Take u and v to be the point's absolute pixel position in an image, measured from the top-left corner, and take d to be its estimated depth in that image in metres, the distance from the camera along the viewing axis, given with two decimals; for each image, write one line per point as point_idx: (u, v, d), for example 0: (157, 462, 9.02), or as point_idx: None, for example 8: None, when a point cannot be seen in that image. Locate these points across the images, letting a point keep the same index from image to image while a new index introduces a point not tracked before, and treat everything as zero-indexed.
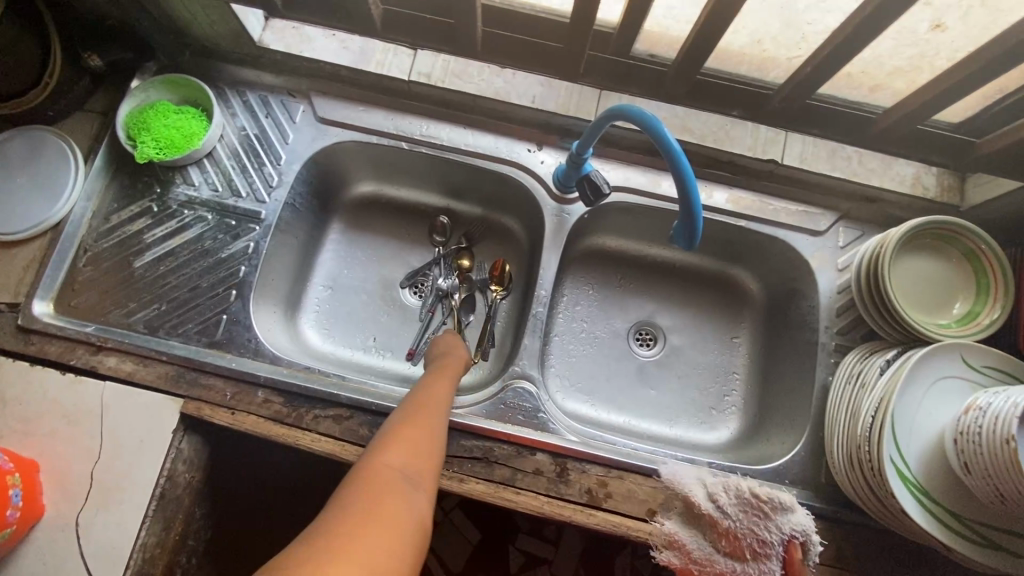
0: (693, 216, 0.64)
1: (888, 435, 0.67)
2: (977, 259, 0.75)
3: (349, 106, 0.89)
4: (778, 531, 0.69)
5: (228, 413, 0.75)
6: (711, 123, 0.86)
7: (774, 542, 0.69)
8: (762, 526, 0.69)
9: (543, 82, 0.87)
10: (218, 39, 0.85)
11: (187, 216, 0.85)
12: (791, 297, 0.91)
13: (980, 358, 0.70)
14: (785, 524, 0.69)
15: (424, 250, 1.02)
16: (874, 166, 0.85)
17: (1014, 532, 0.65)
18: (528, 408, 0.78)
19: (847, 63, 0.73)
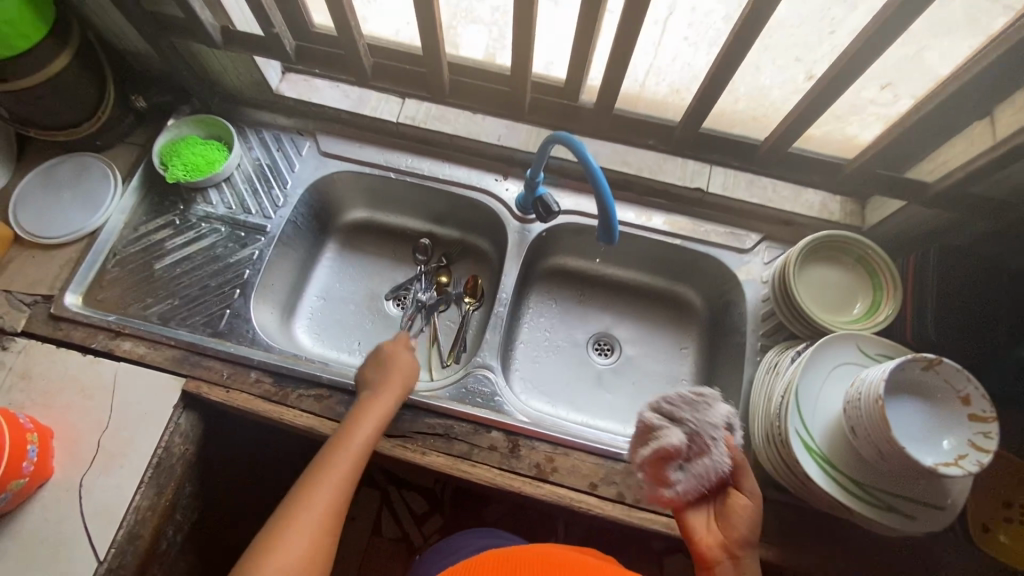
0: (611, 221, 0.78)
1: (793, 410, 0.77)
2: (871, 266, 0.88)
3: (347, 143, 1.06)
4: (714, 417, 0.68)
5: (223, 391, 0.86)
6: (646, 158, 1.03)
7: (716, 429, 0.67)
8: (700, 416, 0.68)
9: (507, 124, 1.05)
10: (243, 88, 1.05)
11: (203, 228, 1.00)
12: (726, 307, 1.03)
13: (875, 347, 0.80)
14: (717, 410, 0.68)
15: (408, 267, 1.16)
16: (786, 194, 1.00)
17: (911, 498, 0.73)
18: (486, 393, 0.89)
19: (750, 107, 0.90)
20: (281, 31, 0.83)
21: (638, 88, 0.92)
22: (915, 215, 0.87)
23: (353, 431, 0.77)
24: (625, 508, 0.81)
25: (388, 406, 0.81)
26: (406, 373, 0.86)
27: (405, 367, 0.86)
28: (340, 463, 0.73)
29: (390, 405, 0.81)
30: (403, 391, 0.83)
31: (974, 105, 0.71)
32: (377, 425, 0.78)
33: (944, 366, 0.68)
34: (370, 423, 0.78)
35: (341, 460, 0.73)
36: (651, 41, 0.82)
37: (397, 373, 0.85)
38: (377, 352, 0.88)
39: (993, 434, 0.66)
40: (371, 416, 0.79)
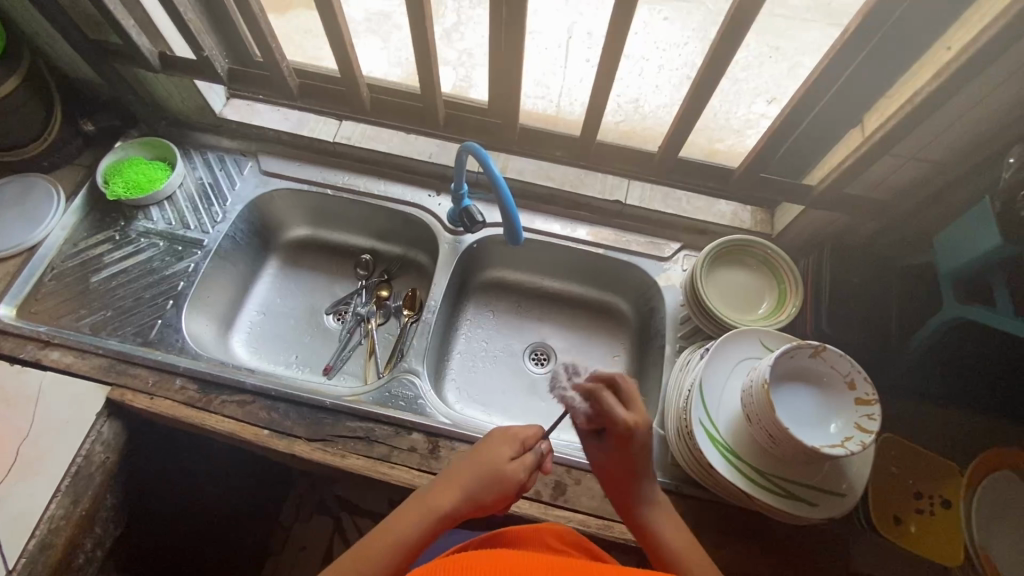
0: (514, 220, 0.85)
1: (696, 402, 0.80)
2: (776, 267, 0.93)
3: (287, 163, 1.12)
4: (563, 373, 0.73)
5: (147, 398, 0.88)
6: (569, 173, 1.09)
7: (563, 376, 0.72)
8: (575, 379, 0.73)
9: (439, 143, 1.11)
10: (189, 112, 1.11)
11: (142, 243, 1.03)
12: (650, 313, 1.07)
13: (777, 342, 0.83)
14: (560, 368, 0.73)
15: (349, 282, 1.19)
16: (700, 205, 1.06)
17: (811, 485, 0.75)
18: (409, 396, 0.91)
19: (656, 123, 0.97)
20: (212, 54, 0.90)
21: (553, 109, 0.99)
22: (811, 219, 0.92)
23: (397, 518, 0.63)
24: (542, 506, 0.82)
25: (453, 506, 0.64)
26: (501, 477, 0.66)
27: (507, 467, 0.67)
28: (372, 552, 0.60)
29: (453, 503, 0.64)
30: (497, 491, 0.66)
31: (838, 112, 0.78)
32: (422, 519, 0.63)
33: (829, 352, 0.71)
34: (452, 489, 0.65)
35: (371, 551, 0.60)
36: (558, 61, 0.91)
37: (491, 457, 0.67)
38: (483, 439, 0.71)
39: (876, 416, 0.69)
40: (417, 513, 0.63)
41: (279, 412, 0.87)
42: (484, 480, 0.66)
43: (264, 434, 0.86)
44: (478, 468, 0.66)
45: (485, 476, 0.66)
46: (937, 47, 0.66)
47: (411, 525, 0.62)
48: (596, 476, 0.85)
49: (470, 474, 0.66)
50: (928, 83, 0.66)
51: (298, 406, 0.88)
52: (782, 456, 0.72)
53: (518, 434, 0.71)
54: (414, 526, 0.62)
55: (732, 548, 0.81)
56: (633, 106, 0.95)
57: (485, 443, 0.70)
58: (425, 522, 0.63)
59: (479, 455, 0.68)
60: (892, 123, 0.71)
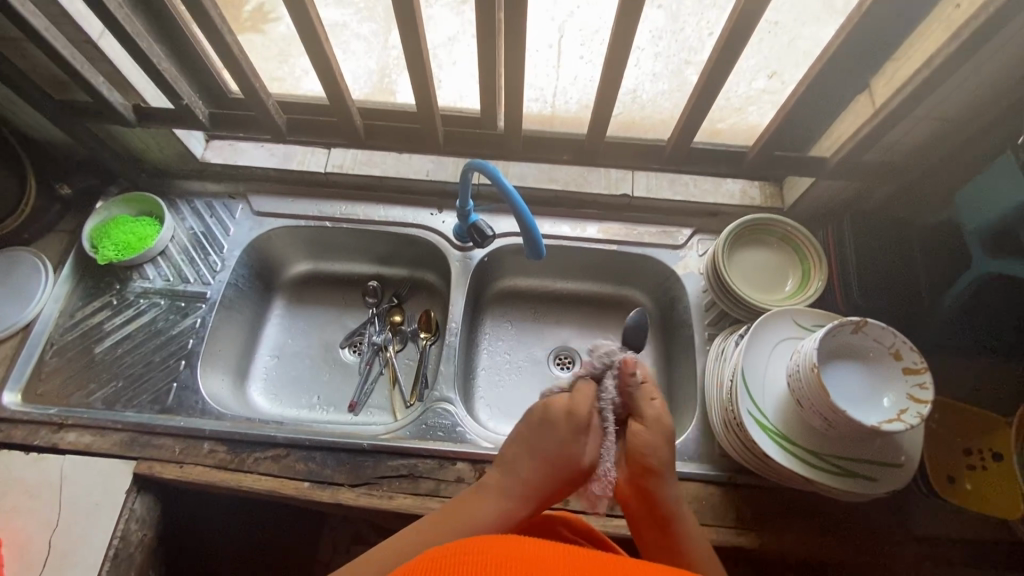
0: (535, 238, 0.83)
1: (742, 392, 0.78)
2: (796, 243, 0.92)
3: (280, 200, 1.07)
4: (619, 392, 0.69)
5: (177, 467, 0.84)
6: (571, 173, 1.07)
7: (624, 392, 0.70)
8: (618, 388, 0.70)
9: (433, 159, 1.08)
10: (169, 161, 1.06)
11: (142, 304, 0.99)
12: (672, 303, 1.06)
13: (810, 319, 0.83)
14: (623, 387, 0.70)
15: (360, 312, 1.15)
16: (707, 187, 1.05)
17: (867, 460, 0.74)
18: (446, 425, 0.88)
19: (655, 111, 0.95)
20: (190, 101, 0.85)
21: (549, 110, 0.97)
22: (826, 189, 0.91)
23: (462, 509, 0.59)
24: (599, 517, 0.81)
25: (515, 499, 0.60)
26: (568, 457, 0.62)
27: (568, 450, 0.62)
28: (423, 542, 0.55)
29: (513, 494, 0.60)
30: (564, 476, 0.62)
31: (847, 79, 0.77)
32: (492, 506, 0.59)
33: (872, 326, 0.70)
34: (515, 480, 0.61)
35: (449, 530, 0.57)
36: (550, 63, 0.87)
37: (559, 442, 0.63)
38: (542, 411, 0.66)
39: (929, 385, 0.68)
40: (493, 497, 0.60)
41: (316, 461, 0.84)
42: (545, 465, 0.62)
43: (305, 487, 0.83)
44: (541, 454, 0.62)
45: (558, 453, 0.62)
46: (947, 4, 0.65)
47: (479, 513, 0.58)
48: None
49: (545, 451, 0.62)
50: (943, 42, 0.64)
51: (334, 452, 0.85)
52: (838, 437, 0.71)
53: (570, 406, 0.65)
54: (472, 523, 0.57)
55: (795, 532, 0.81)
56: (631, 97, 0.93)
57: (542, 423, 0.64)
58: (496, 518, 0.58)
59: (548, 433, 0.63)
60: (908, 86, 0.69)
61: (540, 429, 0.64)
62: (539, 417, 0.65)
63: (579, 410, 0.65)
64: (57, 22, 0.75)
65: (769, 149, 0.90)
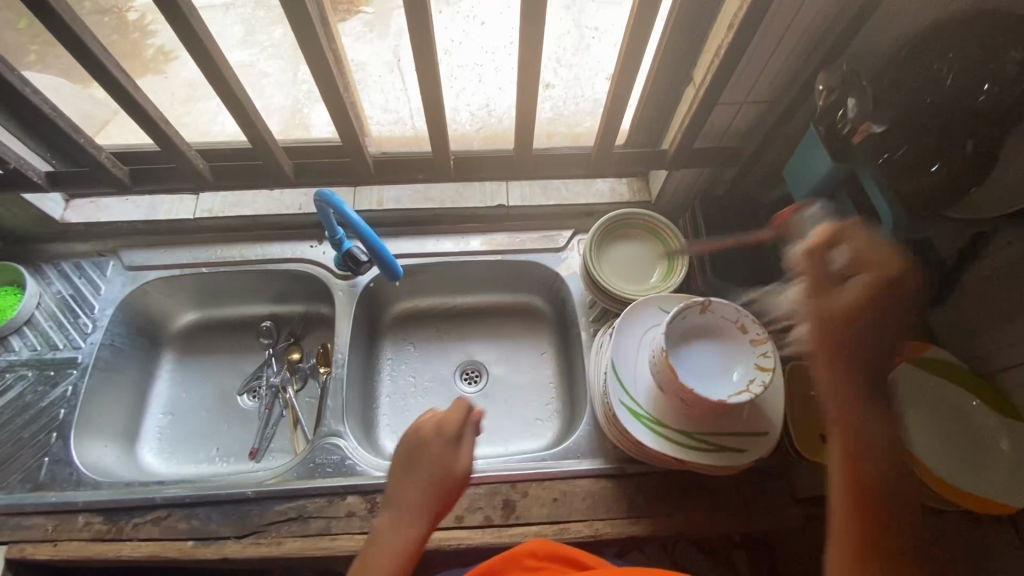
0: (388, 260, 0.88)
1: (613, 384, 0.80)
2: (660, 232, 0.95)
3: (152, 251, 1.04)
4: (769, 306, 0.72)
5: (51, 546, 0.80)
6: (446, 191, 1.08)
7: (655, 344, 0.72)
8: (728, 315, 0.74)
9: (306, 192, 1.08)
10: (29, 227, 1.02)
11: (8, 378, 0.94)
12: (563, 305, 1.07)
13: (674, 304, 0.86)
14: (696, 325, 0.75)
15: (257, 354, 1.13)
16: (579, 189, 1.08)
17: (735, 433, 0.77)
18: (335, 460, 0.87)
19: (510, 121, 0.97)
20: (20, 164, 0.82)
21: (412, 131, 0.97)
22: (680, 178, 0.96)
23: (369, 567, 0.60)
24: (495, 530, 0.81)
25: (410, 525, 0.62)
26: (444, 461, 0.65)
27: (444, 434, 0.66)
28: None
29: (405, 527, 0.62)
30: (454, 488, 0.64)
31: (667, 75, 0.81)
32: (395, 545, 0.61)
33: (714, 304, 0.73)
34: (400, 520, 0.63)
35: None
36: (397, 87, 0.91)
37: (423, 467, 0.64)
38: (408, 440, 0.67)
39: (770, 353, 0.72)
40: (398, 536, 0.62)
41: (200, 517, 0.81)
42: (439, 474, 0.64)
43: (189, 546, 0.80)
44: (414, 469, 0.65)
45: (439, 471, 0.64)
46: None
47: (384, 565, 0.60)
48: (540, 483, 0.84)
49: (422, 474, 0.65)
50: (728, 33, 0.68)
51: (219, 505, 0.82)
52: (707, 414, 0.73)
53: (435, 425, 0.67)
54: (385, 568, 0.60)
55: (688, 512, 0.82)
56: (484, 111, 0.95)
57: (412, 452, 0.66)
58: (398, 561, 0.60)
59: (410, 457, 0.66)
60: (712, 75, 0.73)
61: (401, 457, 0.67)
62: (406, 451, 0.66)
63: (445, 424, 0.67)
64: None
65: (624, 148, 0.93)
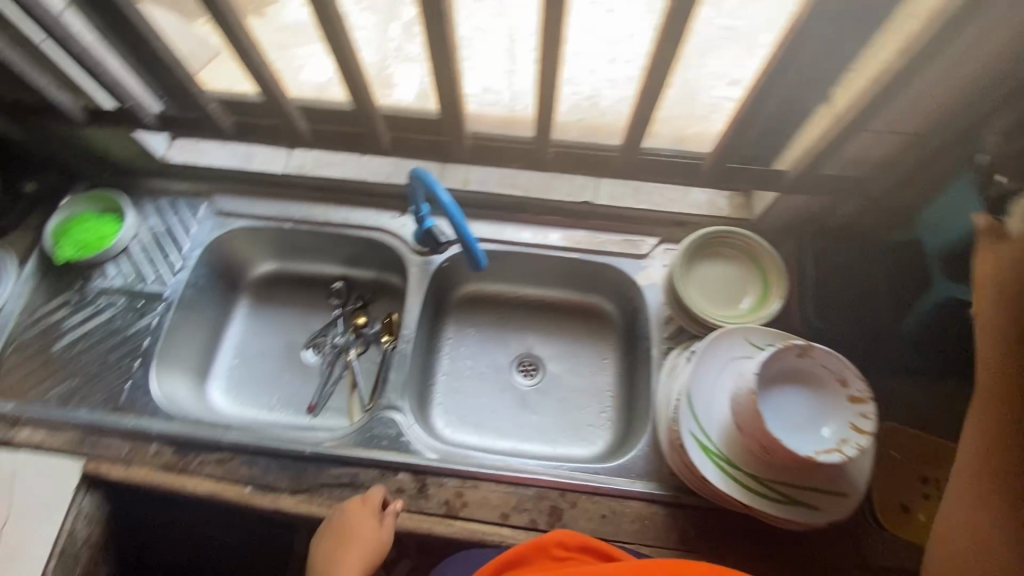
0: (474, 249, 0.85)
1: (686, 411, 0.77)
2: (758, 257, 0.89)
3: (243, 199, 1.07)
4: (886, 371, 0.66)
5: (124, 467, 0.85)
6: (533, 178, 1.04)
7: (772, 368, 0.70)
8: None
9: (393, 162, 1.06)
10: (133, 160, 1.06)
11: (102, 302, 0.99)
12: (635, 314, 1.03)
13: (763, 338, 0.80)
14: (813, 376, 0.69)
15: (325, 313, 1.15)
16: (674, 196, 1.02)
17: (812, 488, 0.73)
18: (391, 434, 0.87)
19: (614, 115, 0.91)
20: None
21: (509, 112, 0.93)
22: (789, 203, 0.88)
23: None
24: (538, 534, 0.80)
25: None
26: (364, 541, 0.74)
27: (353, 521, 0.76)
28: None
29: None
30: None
31: (802, 90, 0.73)
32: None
33: (816, 350, 0.68)
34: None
35: None
36: (504, 66, 0.84)
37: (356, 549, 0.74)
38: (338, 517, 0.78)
39: (870, 415, 0.66)
40: None
41: (260, 466, 0.85)
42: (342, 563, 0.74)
43: (246, 492, 0.83)
44: (346, 552, 0.74)
45: (370, 550, 0.74)
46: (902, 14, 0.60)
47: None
48: (590, 496, 0.83)
49: (355, 558, 0.73)
50: None
51: (278, 458, 0.85)
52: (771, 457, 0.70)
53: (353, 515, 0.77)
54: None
55: (740, 556, 0.79)
56: (589, 103, 0.89)
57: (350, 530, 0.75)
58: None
59: (330, 532, 0.77)
60: None
61: (346, 533, 0.75)
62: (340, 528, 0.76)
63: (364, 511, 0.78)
64: None
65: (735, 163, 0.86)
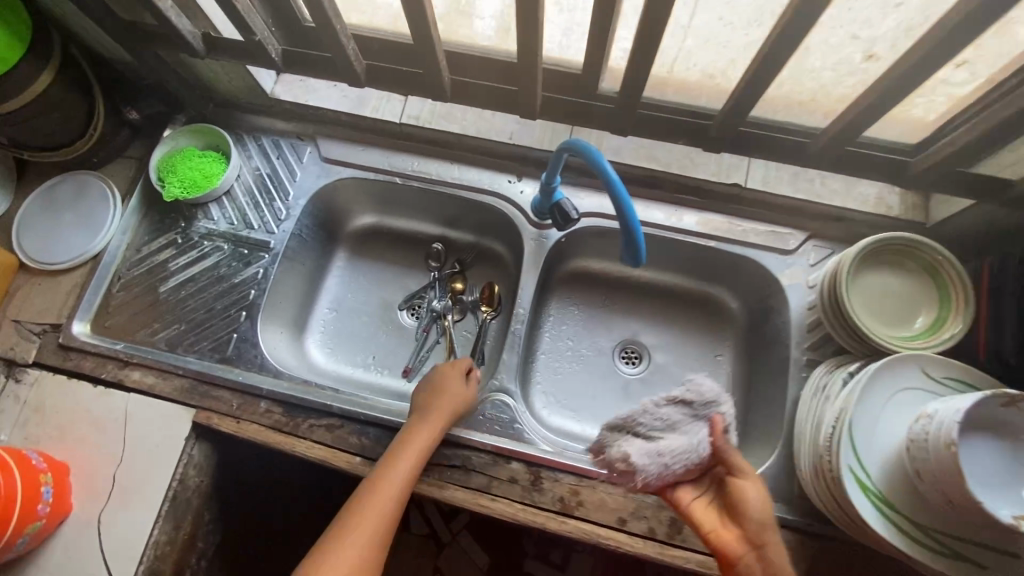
0: (635, 237, 0.73)
1: (845, 443, 0.69)
2: (940, 274, 0.77)
3: (350, 147, 0.99)
4: None
5: (233, 422, 0.84)
6: (675, 152, 0.94)
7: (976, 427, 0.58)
8: None
9: (520, 120, 0.98)
10: (237, 93, 0.99)
11: (206, 247, 0.96)
12: (767, 315, 0.94)
13: (941, 370, 0.71)
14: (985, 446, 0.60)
15: (421, 274, 1.09)
16: (836, 187, 0.90)
17: (978, 543, 0.65)
18: (504, 420, 0.83)
19: (795, 91, 0.77)
20: (265, 37, 0.76)
21: (666, 72, 0.80)
22: (990, 214, 0.76)
23: (385, 480, 0.70)
24: (657, 545, 0.75)
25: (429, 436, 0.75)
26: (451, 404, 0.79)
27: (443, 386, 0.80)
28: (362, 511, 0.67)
29: (404, 453, 0.73)
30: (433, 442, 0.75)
31: None
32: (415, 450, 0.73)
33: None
34: (409, 453, 0.73)
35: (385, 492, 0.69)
36: (680, 22, 0.71)
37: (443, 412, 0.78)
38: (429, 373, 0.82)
39: None
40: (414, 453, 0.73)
41: (370, 437, 0.82)
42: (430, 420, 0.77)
43: (356, 462, 0.81)
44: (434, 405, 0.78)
45: (455, 401, 0.79)
46: None
47: (396, 477, 0.70)
48: None
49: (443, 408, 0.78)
50: None
51: (389, 430, 0.82)
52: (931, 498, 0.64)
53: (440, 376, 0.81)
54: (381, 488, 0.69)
55: None
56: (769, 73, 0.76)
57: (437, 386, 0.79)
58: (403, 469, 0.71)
59: (422, 389, 0.81)
60: None
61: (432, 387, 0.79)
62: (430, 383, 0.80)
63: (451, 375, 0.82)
64: None
65: (938, 162, 0.73)
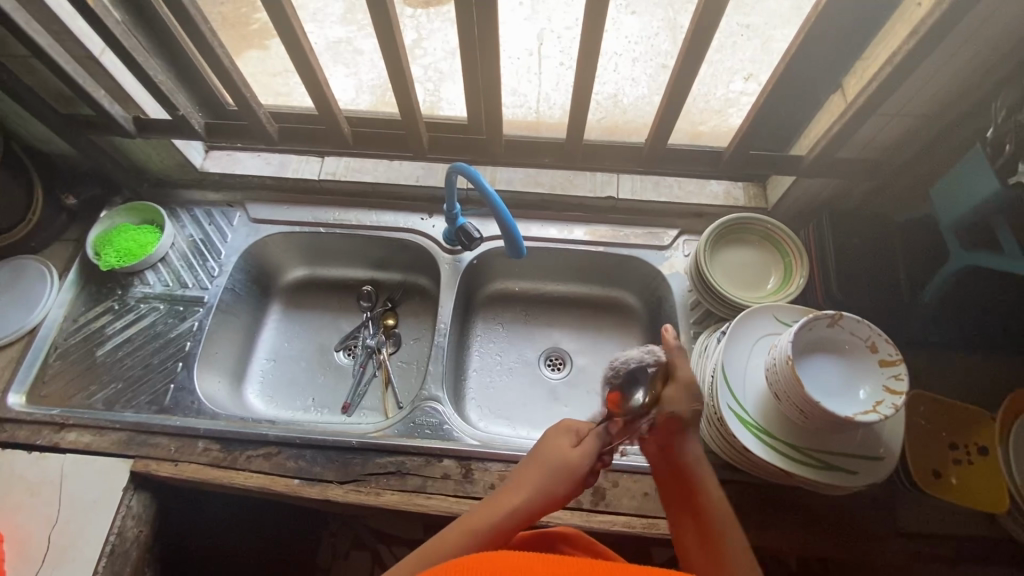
0: (515, 236, 0.88)
1: (722, 386, 0.79)
2: (779, 242, 0.93)
3: (278, 207, 1.11)
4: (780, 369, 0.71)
5: (172, 465, 0.87)
6: (558, 177, 1.09)
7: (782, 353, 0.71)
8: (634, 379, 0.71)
9: (424, 166, 1.12)
10: (169, 171, 1.11)
11: (143, 309, 1.03)
12: (659, 303, 1.06)
13: (791, 314, 0.83)
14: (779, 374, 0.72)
15: (354, 315, 1.16)
16: (691, 189, 1.07)
17: (847, 454, 0.74)
18: (434, 423, 0.91)
19: (636, 114, 0.96)
20: (187, 112, 0.91)
21: (534, 116, 0.99)
22: (804, 189, 0.94)
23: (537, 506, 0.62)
24: (583, 514, 0.82)
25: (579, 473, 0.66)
26: (566, 470, 0.62)
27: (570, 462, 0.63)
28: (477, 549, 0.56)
29: (555, 483, 0.61)
30: (556, 501, 0.61)
31: (817, 82, 0.79)
32: (539, 480, 0.61)
33: (846, 319, 0.71)
34: (529, 482, 0.61)
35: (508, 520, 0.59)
36: (531, 70, 0.90)
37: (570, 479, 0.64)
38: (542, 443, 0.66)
39: (903, 376, 0.68)
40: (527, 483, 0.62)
41: (306, 459, 0.86)
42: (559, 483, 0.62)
43: (295, 484, 0.85)
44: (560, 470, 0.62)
45: (568, 470, 0.62)
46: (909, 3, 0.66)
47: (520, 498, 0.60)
48: (631, 475, 0.85)
49: (560, 473, 0.62)
50: (905, 39, 0.66)
51: (324, 450, 0.87)
52: (791, 416, 0.74)
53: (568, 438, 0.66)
54: (516, 515, 0.58)
55: (780, 527, 0.81)
56: (612, 101, 0.95)
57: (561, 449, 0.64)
58: (538, 496, 0.60)
59: (539, 456, 0.64)
60: (874, 85, 0.71)
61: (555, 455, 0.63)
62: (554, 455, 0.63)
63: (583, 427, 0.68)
64: (60, 40, 0.80)
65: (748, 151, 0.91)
